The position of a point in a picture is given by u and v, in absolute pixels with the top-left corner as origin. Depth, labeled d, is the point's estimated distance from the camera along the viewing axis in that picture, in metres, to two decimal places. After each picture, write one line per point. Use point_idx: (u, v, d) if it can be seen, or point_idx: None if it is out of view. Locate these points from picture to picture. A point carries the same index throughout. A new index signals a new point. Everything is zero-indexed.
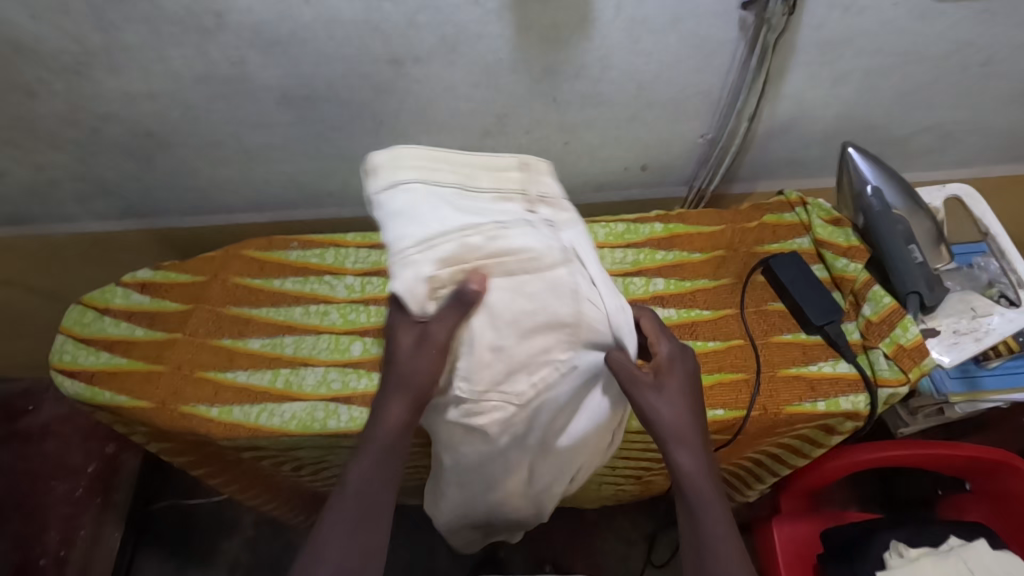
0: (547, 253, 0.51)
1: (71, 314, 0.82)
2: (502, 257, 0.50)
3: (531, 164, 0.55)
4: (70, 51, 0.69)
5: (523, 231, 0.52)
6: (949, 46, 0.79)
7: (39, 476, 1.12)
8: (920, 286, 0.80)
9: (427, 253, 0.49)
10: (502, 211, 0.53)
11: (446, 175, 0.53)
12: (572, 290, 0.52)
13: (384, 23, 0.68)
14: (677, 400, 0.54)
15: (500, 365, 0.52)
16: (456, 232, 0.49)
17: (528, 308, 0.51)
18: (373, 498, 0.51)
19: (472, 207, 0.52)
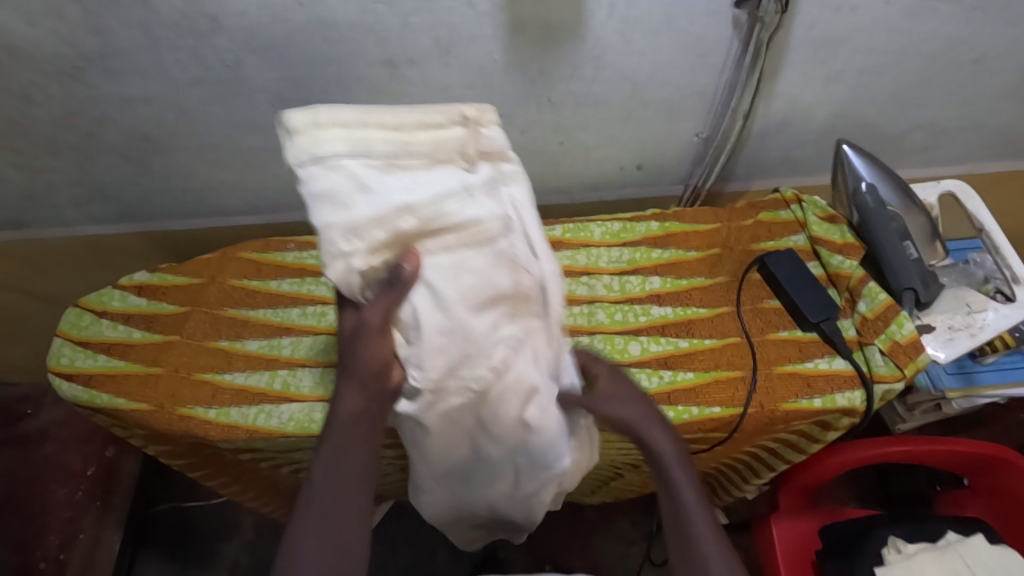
0: (488, 224, 0.50)
1: (68, 318, 0.82)
2: (447, 235, 0.49)
3: (472, 120, 0.50)
4: (65, 56, 0.69)
5: (462, 202, 0.49)
6: (941, 44, 0.80)
7: (38, 480, 1.12)
8: (913, 282, 0.81)
9: (361, 243, 0.48)
10: (443, 177, 0.49)
11: (378, 143, 0.48)
12: (512, 261, 0.51)
13: (379, 26, 0.68)
14: (637, 405, 0.60)
15: (446, 348, 0.51)
16: (388, 213, 0.48)
17: (471, 283, 0.50)
18: (344, 491, 0.50)
19: (408, 178, 0.48)
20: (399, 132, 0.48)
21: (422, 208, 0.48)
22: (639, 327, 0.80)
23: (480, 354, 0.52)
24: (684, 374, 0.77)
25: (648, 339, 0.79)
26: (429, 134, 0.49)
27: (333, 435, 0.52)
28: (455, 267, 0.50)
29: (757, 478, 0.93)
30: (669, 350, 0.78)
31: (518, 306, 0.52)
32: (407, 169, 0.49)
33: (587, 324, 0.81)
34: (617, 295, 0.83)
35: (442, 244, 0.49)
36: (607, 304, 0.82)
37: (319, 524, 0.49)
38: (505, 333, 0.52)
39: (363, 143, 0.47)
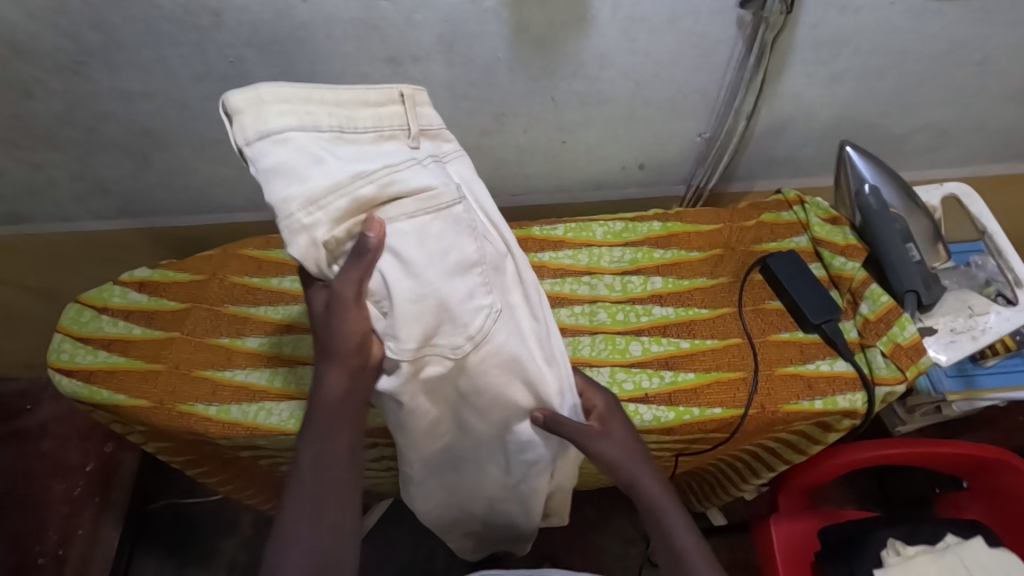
0: (443, 188, 0.51)
1: (69, 313, 0.81)
2: (405, 200, 0.50)
3: (409, 94, 0.53)
4: (67, 50, 0.69)
5: (415, 170, 0.51)
6: (946, 45, 0.79)
7: (38, 476, 1.13)
8: (915, 284, 0.81)
9: (320, 212, 0.47)
10: (389, 148, 0.52)
11: (324, 117, 0.49)
12: (472, 226, 0.52)
13: (382, 22, 0.68)
14: (628, 441, 0.60)
15: (423, 318, 0.51)
16: (344, 179, 0.47)
17: (441, 247, 0.50)
18: (331, 481, 0.50)
19: (357, 151, 0.50)
20: (341, 108, 0.50)
21: (377, 172, 0.49)
22: (641, 327, 0.80)
23: (455, 324, 0.52)
24: (685, 375, 0.77)
25: (649, 340, 0.79)
26: (370, 111, 0.52)
27: (316, 415, 0.52)
28: (420, 231, 0.50)
29: (756, 477, 0.92)
30: (671, 350, 0.78)
31: (487, 272, 0.53)
32: (355, 143, 0.50)
33: (588, 324, 0.81)
34: (618, 295, 0.83)
35: (404, 210, 0.49)
36: (609, 304, 0.82)
37: (307, 515, 0.48)
38: (478, 302, 0.53)
39: (309, 118, 0.48)
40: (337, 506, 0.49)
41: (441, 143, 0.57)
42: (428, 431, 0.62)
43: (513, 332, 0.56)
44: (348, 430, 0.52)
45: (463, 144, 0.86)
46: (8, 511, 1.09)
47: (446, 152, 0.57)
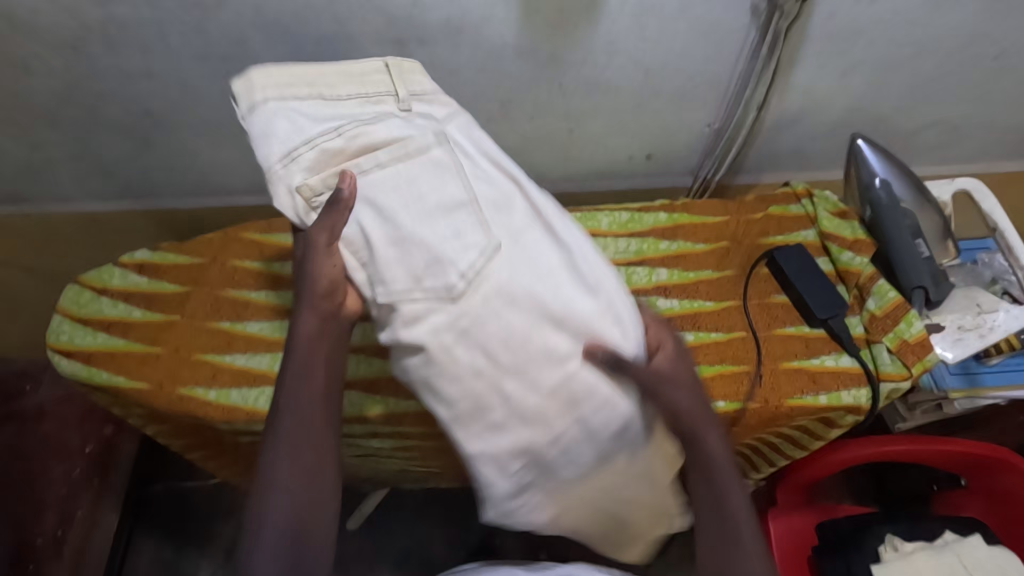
0: (416, 136, 0.58)
1: (68, 294, 0.81)
2: (381, 151, 0.57)
3: (395, 64, 0.62)
4: (67, 26, 0.68)
5: (388, 124, 0.59)
6: (962, 39, 0.78)
7: (34, 459, 1.09)
8: (924, 280, 0.80)
9: (304, 170, 0.57)
10: (376, 109, 0.60)
11: (306, 87, 0.59)
12: (451, 167, 0.58)
13: (388, 4, 0.67)
14: (695, 391, 0.57)
15: (406, 257, 0.55)
16: (325, 138, 0.57)
17: (418, 187, 0.56)
18: (310, 425, 0.52)
19: (345, 115, 0.59)
20: (324, 79, 0.60)
21: (357, 131, 0.58)
22: None
23: (454, 262, 0.55)
24: None
25: None
26: (361, 79, 0.61)
27: (293, 357, 0.55)
28: (396, 175, 0.57)
29: (758, 470, 0.94)
30: None
31: (474, 214, 0.57)
32: (341, 109, 0.60)
33: None
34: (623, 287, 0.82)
35: (380, 159, 0.57)
36: None
37: (286, 459, 0.50)
38: (471, 240, 0.56)
39: (303, 94, 0.59)
40: (318, 449, 0.52)
41: (434, 100, 0.63)
42: (497, 435, 0.57)
43: (527, 267, 0.56)
44: (321, 375, 0.54)
45: None
46: (6, 492, 1.05)
47: (438, 108, 0.63)
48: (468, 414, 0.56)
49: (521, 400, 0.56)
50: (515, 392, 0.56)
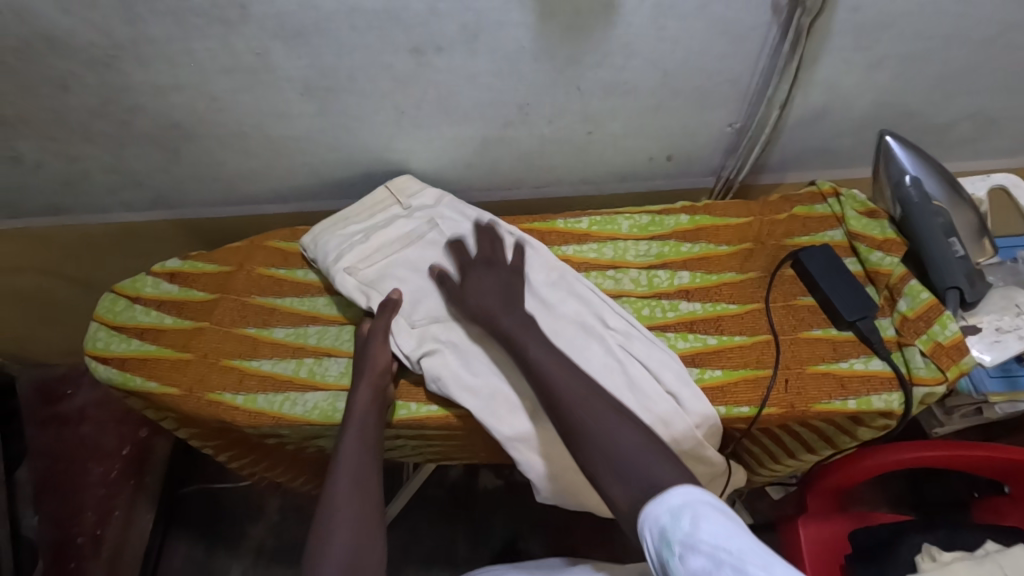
0: (420, 227, 0.83)
1: (103, 303, 0.84)
2: (398, 242, 0.81)
3: (399, 180, 0.87)
4: (101, 44, 0.70)
5: (400, 224, 0.83)
6: (996, 29, 0.75)
7: (75, 458, 1.17)
8: (959, 280, 0.77)
9: (350, 261, 0.79)
10: (389, 215, 0.84)
11: (349, 214, 0.84)
12: (443, 244, 0.82)
13: (405, 13, 0.67)
14: (492, 288, 0.74)
15: (423, 303, 0.77)
16: (358, 242, 0.81)
17: (425, 261, 0.80)
18: (362, 474, 0.64)
19: (367, 227, 0.83)
20: (359, 205, 0.85)
21: (380, 234, 0.82)
22: (667, 323, 0.78)
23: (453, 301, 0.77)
24: (712, 372, 0.75)
25: (675, 336, 0.77)
26: (370, 203, 0.85)
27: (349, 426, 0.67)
28: (410, 256, 0.81)
29: (776, 462, 0.86)
30: (697, 347, 0.76)
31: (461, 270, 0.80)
32: (367, 221, 0.84)
33: None
34: (644, 291, 0.81)
35: (397, 248, 0.81)
36: (634, 299, 0.81)
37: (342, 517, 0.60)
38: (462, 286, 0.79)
39: (340, 226, 0.83)
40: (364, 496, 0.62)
41: (426, 195, 0.86)
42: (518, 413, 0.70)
43: None
44: (375, 433, 0.67)
45: (487, 134, 0.85)
46: (49, 494, 1.13)
47: (431, 200, 0.86)
48: (495, 399, 0.71)
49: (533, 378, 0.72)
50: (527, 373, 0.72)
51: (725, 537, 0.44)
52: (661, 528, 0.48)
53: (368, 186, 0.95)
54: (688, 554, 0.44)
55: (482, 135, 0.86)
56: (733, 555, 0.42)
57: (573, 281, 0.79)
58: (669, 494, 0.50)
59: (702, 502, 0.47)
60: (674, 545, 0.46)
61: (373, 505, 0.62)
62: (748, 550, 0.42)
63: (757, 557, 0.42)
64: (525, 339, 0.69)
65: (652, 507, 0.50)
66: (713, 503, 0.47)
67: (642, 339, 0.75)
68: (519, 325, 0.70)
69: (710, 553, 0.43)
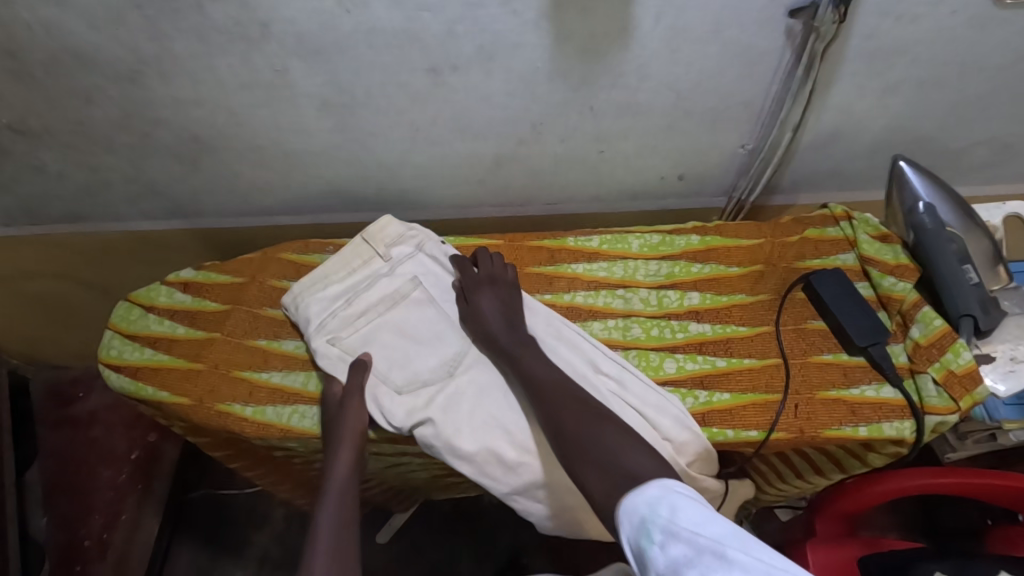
0: (403, 286, 0.80)
1: (118, 310, 0.85)
2: (381, 304, 0.79)
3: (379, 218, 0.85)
4: (125, 60, 0.72)
5: (382, 281, 0.80)
6: (1012, 56, 0.75)
7: (86, 461, 1.18)
8: (973, 308, 0.76)
9: (332, 330, 0.77)
10: (370, 267, 0.81)
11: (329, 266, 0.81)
12: (428, 301, 0.80)
13: (422, 32, 0.68)
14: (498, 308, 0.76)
15: (407, 369, 0.75)
16: (341, 308, 0.78)
17: (411, 323, 0.78)
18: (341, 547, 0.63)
19: (345, 288, 0.80)
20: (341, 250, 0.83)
21: (360, 296, 0.79)
22: (676, 344, 0.78)
23: (440, 362, 0.76)
24: (720, 395, 0.74)
25: (684, 358, 0.77)
26: (348, 257, 0.82)
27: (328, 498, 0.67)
28: (395, 320, 0.78)
29: (783, 482, 0.86)
30: (706, 368, 0.76)
31: (446, 330, 0.78)
32: (347, 280, 0.80)
33: (622, 338, 0.79)
34: (654, 311, 0.81)
35: (380, 312, 0.79)
36: (643, 319, 0.80)
37: None
38: (446, 349, 0.76)
39: (319, 285, 0.80)
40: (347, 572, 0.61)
41: (406, 241, 0.83)
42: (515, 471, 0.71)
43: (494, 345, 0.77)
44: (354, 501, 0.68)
45: (499, 151, 0.86)
46: (59, 496, 1.14)
47: (410, 248, 0.83)
48: (487, 462, 0.70)
49: (523, 436, 0.71)
50: (519, 428, 0.72)
51: (704, 524, 0.45)
52: (640, 518, 0.50)
53: (381, 201, 0.96)
54: (669, 540, 0.46)
55: (494, 152, 0.86)
56: (705, 535, 0.44)
57: (564, 329, 0.78)
58: (644, 487, 0.52)
59: (676, 492, 0.50)
60: (655, 533, 0.47)
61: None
62: (725, 534, 0.44)
63: (735, 540, 0.44)
64: (521, 354, 0.73)
65: (629, 500, 0.52)
66: (686, 494, 0.50)
67: (638, 382, 0.74)
68: (519, 344, 0.74)
69: (691, 538, 0.45)
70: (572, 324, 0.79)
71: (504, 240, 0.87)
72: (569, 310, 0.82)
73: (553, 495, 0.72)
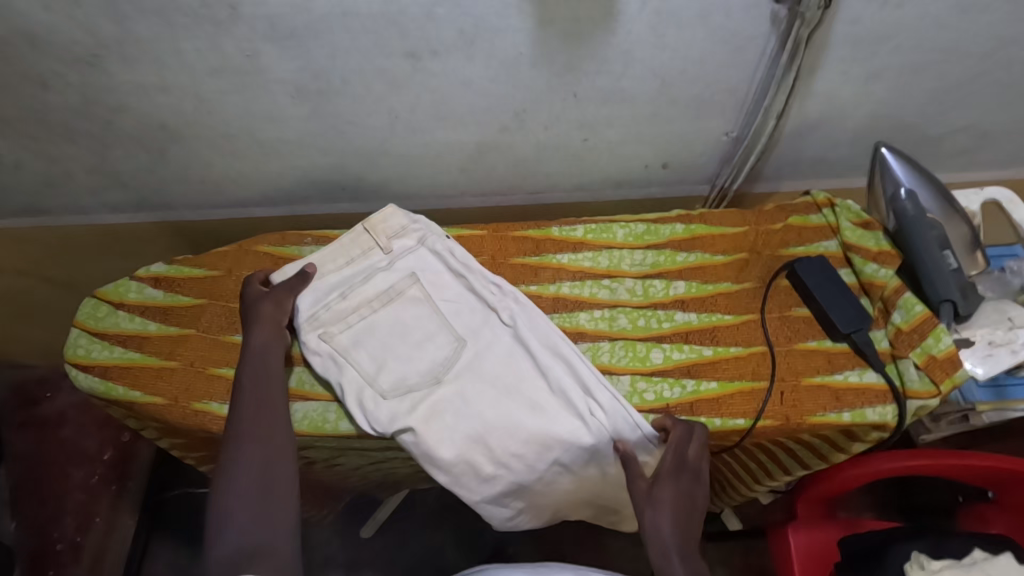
0: (400, 282, 0.78)
1: (84, 307, 0.81)
2: (377, 301, 0.77)
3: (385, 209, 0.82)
4: (83, 43, 0.68)
5: (380, 277, 0.78)
6: (992, 42, 0.75)
7: (55, 462, 1.15)
8: (953, 293, 0.77)
9: (323, 326, 0.75)
10: (368, 260, 0.79)
11: (325, 258, 0.79)
12: (423, 299, 0.77)
13: (401, 15, 0.66)
14: (676, 517, 0.61)
15: (395, 372, 0.73)
16: (334, 302, 0.77)
17: (406, 323, 0.76)
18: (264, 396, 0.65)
19: (340, 282, 0.78)
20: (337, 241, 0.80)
21: (356, 292, 0.77)
22: (663, 334, 0.78)
23: (430, 366, 0.74)
24: (707, 384, 0.74)
25: (671, 347, 0.77)
26: (347, 248, 0.79)
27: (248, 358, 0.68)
28: (391, 318, 0.76)
29: (770, 477, 0.85)
30: (693, 358, 0.76)
31: (441, 331, 0.76)
32: (342, 274, 0.78)
33: (608, 329, 0.79)
34: (639, 300, 0.80)
35: (375, 308, 0.76)
36: (629, 310, 0.80)
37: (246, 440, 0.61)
38: (438, 352, 0.74)
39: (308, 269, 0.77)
40: (276, 467, 0.60)
41: (407, 235, 0.81)
42: (488, 483, 0.70)
43: (488, 350, 0.75)
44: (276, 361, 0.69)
45: (481, 139, 0.84)
46: (28, 499, 1.11)
47: (411, 242, 0.80)
48: (464, 473, 0.70)
49: (502, 452, 0.70)
50: (498, 443, 0.70)
51: None
52: None
53: (360, 191, 0.93)
54: None
55: (476, 140, 0.84)
56: None
57: (560, 345, 0.75)
58: None
59: None
60: None
61: (276, 421, 0.63)
62: None
63: None
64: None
65: None
66: None
67: (626, 421, 0.71)
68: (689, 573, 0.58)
69: None
70: (572, 343, 0.76)
71: (488, 230, 0.86)
72: (555, 301, 0.81)
73: (514, 498, 0.72)
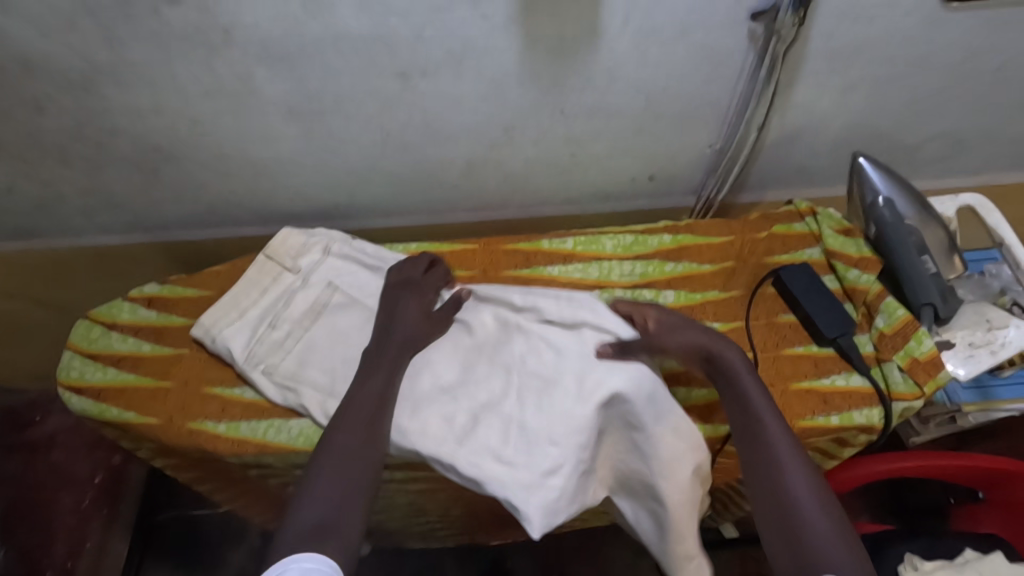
0: (320, 294, 0.81)
1: (77, 330, 0.81)
2: (306, 318, 0.79)
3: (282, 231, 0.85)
4: (79, 68, 0.69)
5: (301, 295, 0.81)
6: (962, 54, 0.78)
7: (48, 486, 1.11)
8: (933, 297, 0.80)
9: (267, 358, 0.76)
10: (280, 286, 0.82)
11: (245, 296, 0.80)
12: (350, 302, 0.80)
13: (392, 38, 0.68)
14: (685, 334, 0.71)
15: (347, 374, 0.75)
16: (266, 333, 0.78)
17: (342, 328, 0.78)
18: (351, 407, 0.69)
19: (262, 313, 0.79)
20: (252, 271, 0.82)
21: (283, 315, 0.79)
22: None
23: None
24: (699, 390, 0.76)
25: None
26: (257, 280, 0.82)
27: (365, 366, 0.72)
28: (324, 327, 0.78)
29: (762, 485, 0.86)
30: None
31: None
32: (261, 304, 0.80)
33: None
34: None
35: (306, 328, 0.79)
36: None
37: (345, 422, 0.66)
38: None
39: (235, 317, 0.79)
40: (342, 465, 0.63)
41: (311, 250, 0.84)
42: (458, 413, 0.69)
43: None
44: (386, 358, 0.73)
45: (472, 156, 0.86)
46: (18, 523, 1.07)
47: (317, 255, 0.84)
48: (436, 431, 0.68)
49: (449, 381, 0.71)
50: (464, 392, 0.70)
51: None
52: None
53: (353, 209, 0.95)
54: None
55: (467, 157, 0.86)
56: None
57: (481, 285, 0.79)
58: None
59: None
60: None
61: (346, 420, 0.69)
62: None
63: None
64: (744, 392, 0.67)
65: None
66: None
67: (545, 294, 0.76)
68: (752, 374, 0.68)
69: None
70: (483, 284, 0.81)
71: (479, 244, 0.87)
72: None
73: (513, 448, 0.66)
